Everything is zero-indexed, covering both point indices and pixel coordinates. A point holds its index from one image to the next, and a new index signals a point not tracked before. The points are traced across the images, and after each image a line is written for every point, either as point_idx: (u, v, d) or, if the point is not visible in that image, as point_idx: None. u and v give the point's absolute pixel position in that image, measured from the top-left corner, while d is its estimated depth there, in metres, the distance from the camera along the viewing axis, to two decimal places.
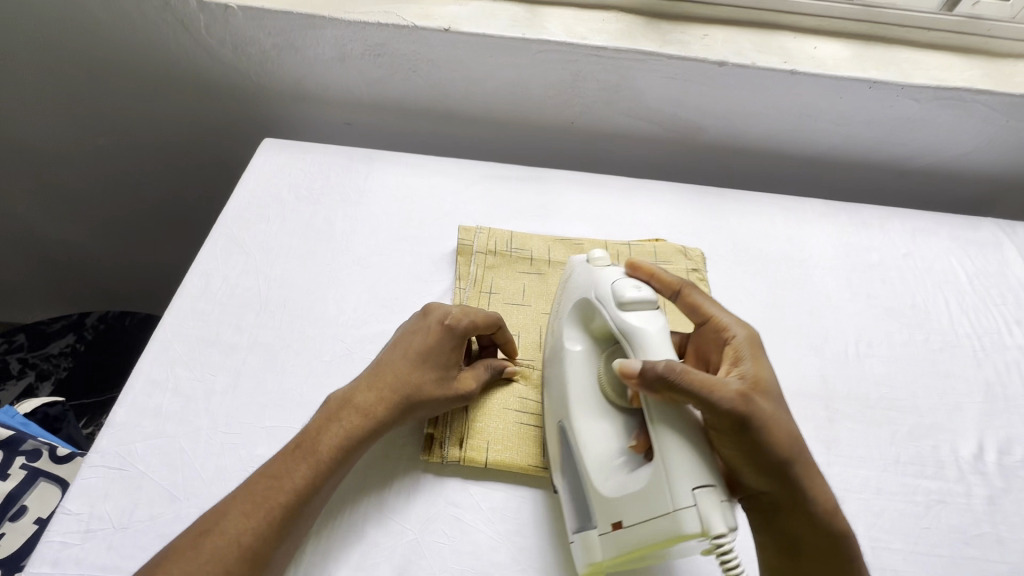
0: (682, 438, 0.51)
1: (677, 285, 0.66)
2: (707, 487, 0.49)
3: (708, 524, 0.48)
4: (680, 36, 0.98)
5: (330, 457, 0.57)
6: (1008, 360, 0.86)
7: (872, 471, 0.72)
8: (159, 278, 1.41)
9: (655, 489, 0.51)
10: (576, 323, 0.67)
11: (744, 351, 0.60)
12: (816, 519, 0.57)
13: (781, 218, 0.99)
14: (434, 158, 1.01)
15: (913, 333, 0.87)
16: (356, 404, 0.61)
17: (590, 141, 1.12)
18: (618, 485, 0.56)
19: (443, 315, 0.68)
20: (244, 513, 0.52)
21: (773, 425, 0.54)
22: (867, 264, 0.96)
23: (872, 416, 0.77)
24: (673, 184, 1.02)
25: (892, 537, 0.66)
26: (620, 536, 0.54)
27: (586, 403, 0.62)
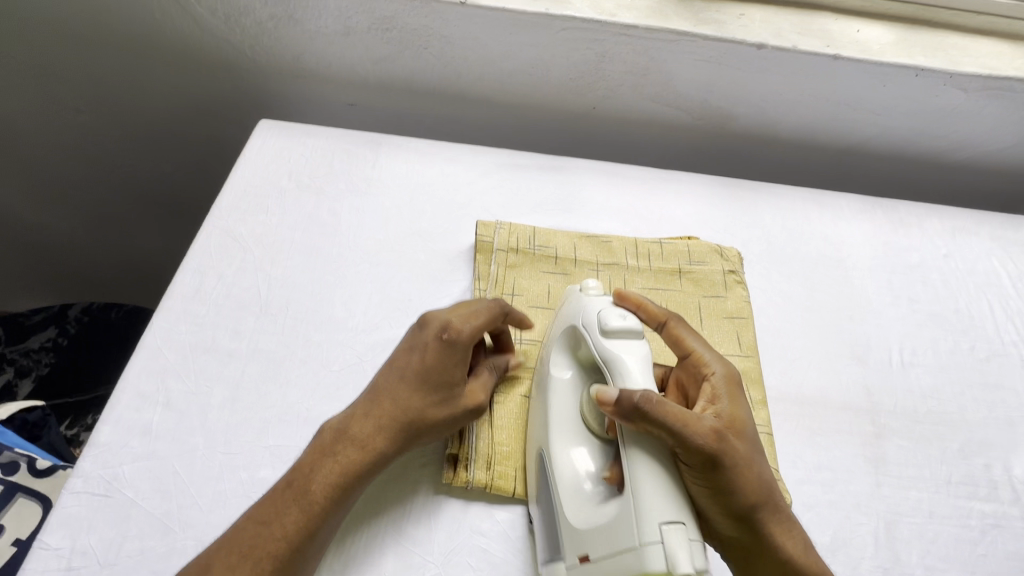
0: (653, 469, 0.47)
1: (660, 315, 0.60)
2: (677, 523, 0.45)
3: (677, 561, 0.43)
4: (716, 15, 0.90)
5: (324, 500, 0.50)
6: None
7: (924, 493, 0.67)
8: (146, 268, 1.32)
9: (623, 521, 0.46)
10: (562, 348, 0.61)
11: (722, 390, 0.55)
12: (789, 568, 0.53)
13: (817, 215, 0.93)
14: (446, 144, 0.93)
15: (959, 341, 0.82)
16: (351, 437, 0.53)
17: (612, 128, 1.05)
18: (586, 513, 0.51)
19: (442, 326, 0.57)
20: (228, 567, 0.46)
21: (744, 469, 0.50)
22: (908, 266, 0.90)
23: (920, 431, 0.72)
24: (703, 176, 0.95)
25: (948, 566, 0.62)
26: (587, 571, 0.49)
27: (565, 430, 0.57)
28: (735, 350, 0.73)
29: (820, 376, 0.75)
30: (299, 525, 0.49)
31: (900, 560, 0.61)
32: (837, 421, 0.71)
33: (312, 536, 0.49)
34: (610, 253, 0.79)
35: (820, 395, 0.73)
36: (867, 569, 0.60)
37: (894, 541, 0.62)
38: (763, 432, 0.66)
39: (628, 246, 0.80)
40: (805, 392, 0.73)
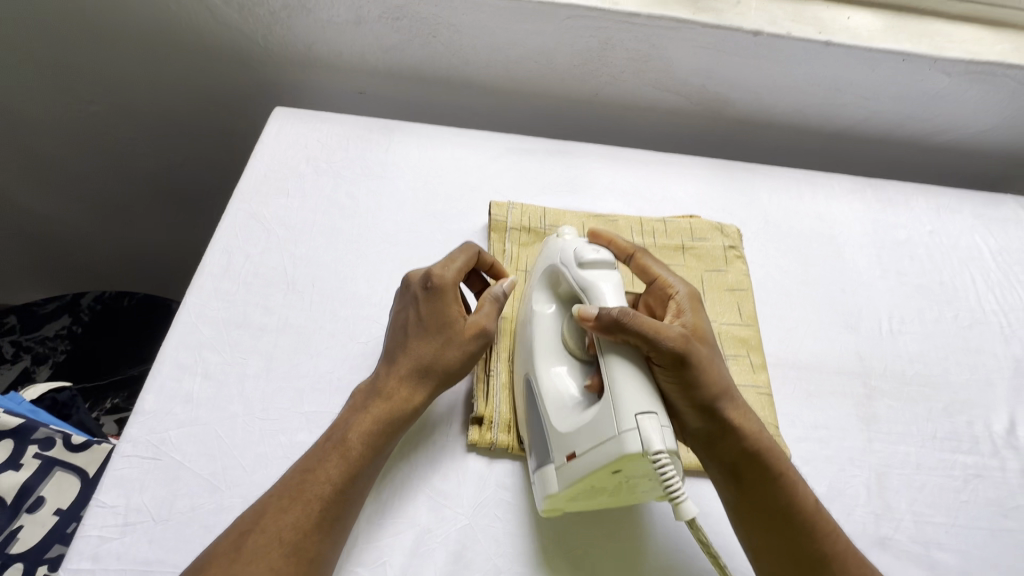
0: (632, 373, 0.52)
1: (629, 249, 0.66)
2: (650, 412, 0.50)
3: (652, 444, 0.48)
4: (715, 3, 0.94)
5: (360, 445, 0.54)
6: None
7: (912, 447, 0.72)
8: (154, 257, 1.34)
9: (603, 416, 0.52)
10: (542, 285, 0.65)
11: (684, 304, 0.61)
12: (758, 457, 0.57)
13: (810, 194, 0.98)
14: (456, 130, 0.96)
15: (943, 310, 0.87)
16: (379, 392, 0.58)
17: (615, 114, 1.08)
18: (571, 417, 0.55)
19: (425, 279, 0.61)
20: (281, 509, 0.50)
21: (709, 363, 0.56)
22: (895, 241, 0.95)
23: (908, 392, 0.77)
24: (704, 159, 1.00)
25: (935, 512, 0.67)
26: (573, 467, 0.53)
27: (549, 355, 0.61)
28: (736, 319, 0.77)
29: (816, 344, 0.80)
30: (341, 465, 0.53)
31: (891, 507, 0.67)
32: (831, 384, 0.76)
33: (358, 474, 0.53)
34: (617, 230, 0.83)
35: (815, 360, 0.78)
36: (861, 514, 0.65)
37: (885, 490, 0.68)
38: (762, 392, 0.71)
39: (633, 224, 0.85)
40: (801, 358, 0.78)
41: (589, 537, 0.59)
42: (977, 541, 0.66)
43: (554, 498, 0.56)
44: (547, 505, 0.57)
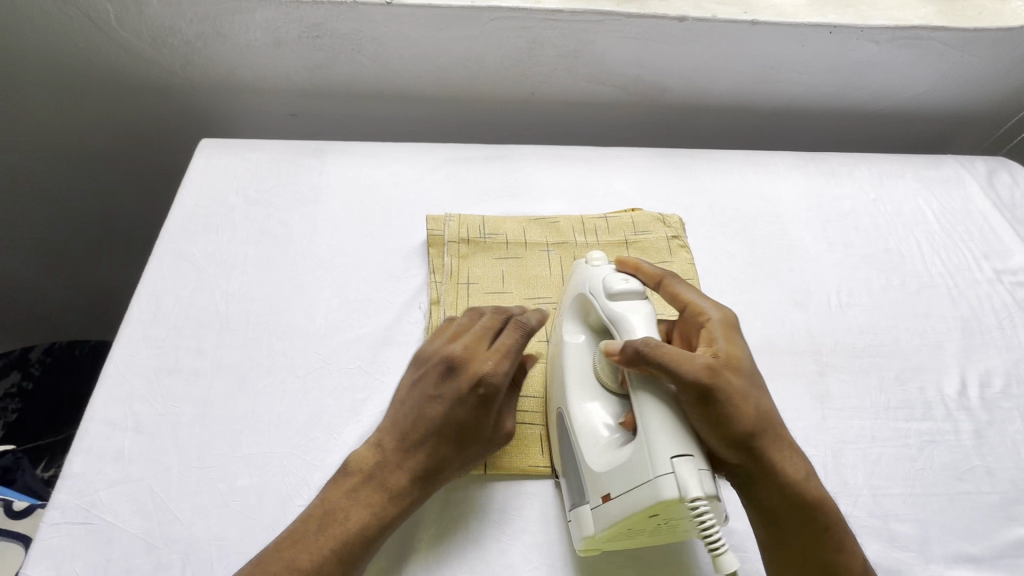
0: (662, 410, 0.49)
1: (657, 275, 0.62)
2: (686, 454, 0.47)
3: (689, 490, 0.45)
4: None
5: (355, 543, 0.52)
6: (982, 295, 0.86)
7: (866, 420, 0.72)
8: (88, 307, 1.27)
9: (637, 457, 0.49)
10: (573, 315, 0.63)
11: (718, 332, 0.56)
12: (799, 503, 0.52)
13: (753, 174, 0.98)
14: (391, 144, 0.94)
15: (890, 278, 0.88)
16: (388, 491, 0.54)
17: (553, 111, 1.07)
18: (607, 457, 0.53)
19: (478, 378, 0.55)
20: None
21: (742, 402, 0.51)
22: (839, 213, 0.95)
23: (860, 364, 0.77)
24: (644, 149, 0.99)
25: (891, 483, 0.67)
26: (608, 509, 0.51)
27: (584, 389, 0.59)
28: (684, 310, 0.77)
29: (766, 325, 0.79)
30: (333, 553, 0.50)
31: (847, 483, 0.67)
32: (784, 366, 0.76)
33: (351, 568, 0.51)
34: (558, 232, 0.82)
35: (766, 342, 0.78)
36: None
37: (840, 466, 0.68)
38: None
39: (575, 224, 0.84)
40: (752, 342, 0.77)
41: (547, 552, 0.58)
42: (934, 508, 0.66)
43: (591, 539, 0.54)
44: (584, 546, 0.55)
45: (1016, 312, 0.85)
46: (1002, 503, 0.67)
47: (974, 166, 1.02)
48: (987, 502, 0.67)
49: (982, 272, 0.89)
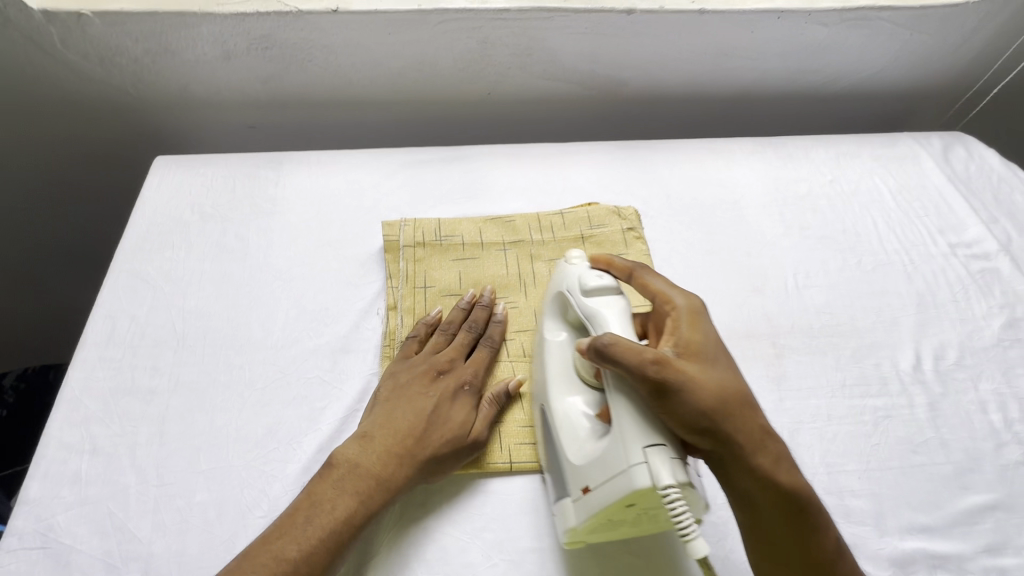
0: (630, 403, 0.51)
1: (627, 268, 0.64)
2: (659, 445, 0.49)
3: (661, 478, 0.47)
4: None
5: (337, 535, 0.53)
6: (937, 269, 0.88)
7: (822, 399, 0.73)
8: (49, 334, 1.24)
9: (613, 447, 0.51)
10: (552, 313, 0.66)
11: (683, 320, 0.57)
12: (775, 491, 0.51)
13: (710, 161, 0.99)
14: (348, 152, 0.94)
15: (847, 257, 0.89)
16: (375, 480, 0.57)
17: (512, 109, 1.08)
18: (585, 448, 0.55)
19: (463, 380, 0.65)
20: None
21: (704, 389, 0.50)
22: (797, 196, 0.96)
23: (817, 344, 0.78)
24: (596, 144, 1.00)
25: (846, 461, 0.69)
26: (590, 500, 0.53)
27: (564, 385, 0.60)
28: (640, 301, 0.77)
29: (724, 312, 0.80)
30: (319, 545, 0.52)
31: (803, 463, 0.68)
32: (741, 351, 0.77)
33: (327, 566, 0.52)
34: (514, 231, 0.82)
35: (724, 329, 0.78)
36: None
37: (797, 446, 0.69)
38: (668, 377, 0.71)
39: (528, 220, 0.84)
40: None
41: (508, 548, 0.59)
42: (888, 481, 0.67)
43: (572, 531, 0.55)
44: (567, 539, 0.56)
45: (971, 285, 0.86)
46: (956, 473, 0.69)
47: (929, 142, 1.04)
48: (941, 473, 0.68)
49: (937, 246, 0.90)
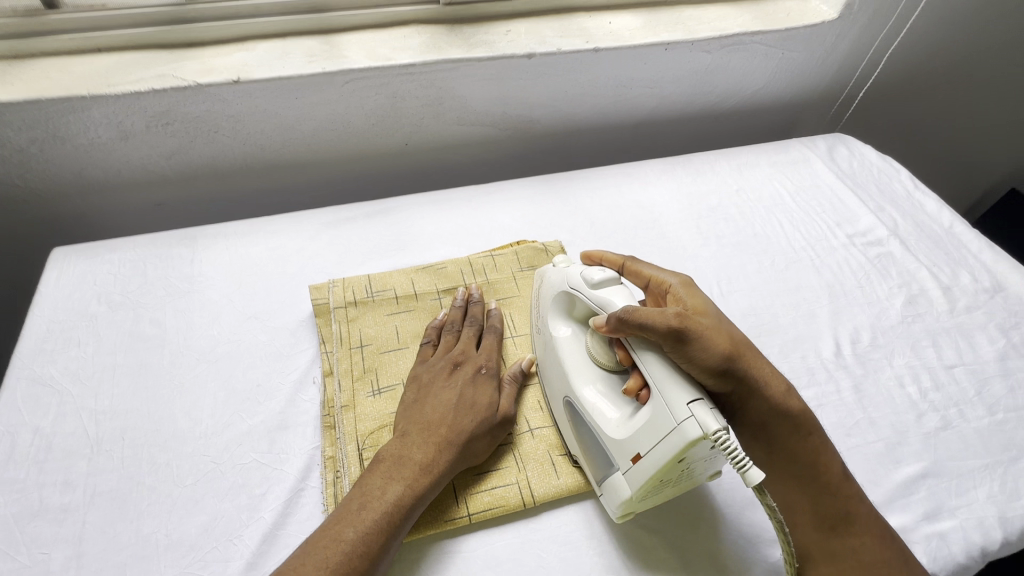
0: (665, 364, 0.52)
1: (619, 259, 0.67)
2: (701, 401, 0.49)
3: (709, 424, 0.47)
4: (702, 22, 0.99)
5: (402, 509, 0.51)
6: None
7: (960, 443, 0.67)
8: None
9: (658, 410, 0.51)
10: (556, 311, 0.65)
11: (681, 292, 0.60)
12: (784, 417, 0.56)
13: (835, 201, 0.97)
14: (483, 174, 1.07)
15: (979, 299, 0.83)
16: (442, 452, 0.55)
17: (637, 128, 1.10)
18: (625, 423, 0.54)
19: None
20: (327, 545, 0.48)
21: (715, 336, 0.53)
22: (935, 238, 0.93)
23: (954, 387, 0.72)
24: (725, 169, 1.01)
25: (997, 508, 0.62)
26: (639, 469, 0.51)
27: (581, 372, 0.60)
28: (757, 325, 0.77)
29: (847, 340, 0.76)
30: (378, 526, 0.50)
31: (944, 505, 0.61)
32: (873, 381, 0.72)
33: (387, 545, 0.49)
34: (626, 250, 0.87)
35: (847, 356, 0.74)
36: (912, 517, 0.60)
37: (936, 487, 0.63)
38: None
39: (653, 242, 0.87)
40: (833, 356, 0.74)
41: None
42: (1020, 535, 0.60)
43: (627, 501, 0.53)
44: (620, 511, 0.54)
45: None
46: None
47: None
48: None
49: None
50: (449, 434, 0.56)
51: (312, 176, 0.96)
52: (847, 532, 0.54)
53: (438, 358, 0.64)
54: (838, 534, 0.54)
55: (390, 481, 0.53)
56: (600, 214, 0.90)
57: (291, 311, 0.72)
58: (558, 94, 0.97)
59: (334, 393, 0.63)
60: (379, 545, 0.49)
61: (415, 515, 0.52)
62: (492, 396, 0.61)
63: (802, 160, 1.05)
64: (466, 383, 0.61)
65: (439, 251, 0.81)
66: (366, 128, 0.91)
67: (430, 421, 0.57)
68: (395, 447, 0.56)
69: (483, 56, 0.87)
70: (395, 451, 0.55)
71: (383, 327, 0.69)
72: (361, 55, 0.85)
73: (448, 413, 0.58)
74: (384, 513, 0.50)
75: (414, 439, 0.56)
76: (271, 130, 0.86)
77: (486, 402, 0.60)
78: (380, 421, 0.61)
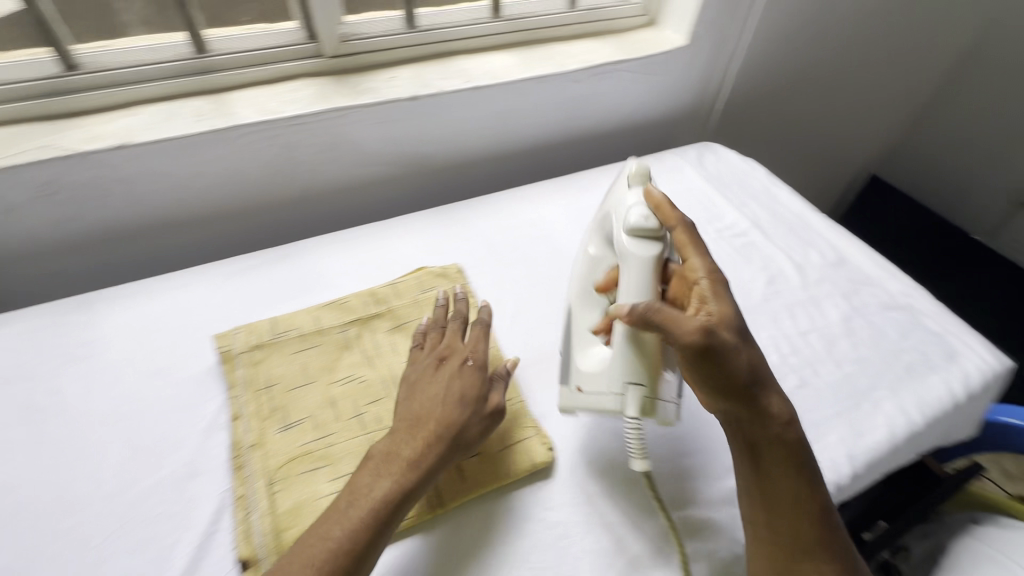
0: (638, 342, 0.62)
1: (671, 220, 0.69)
2: (637, 387, 0.61)
3: (629, 410, 0.61)
4: (571, 56, 1.11)
5: (392, 505, 0.54)
6: (917, 303, 0.92)
7: (814, 397, 0.77)
8: None
9: (608, 369, 0.63)
10: (597, 233, 0.75)
11: (708, 292, 0.63)
12: (784, 446, 0.59)
13: (704, 201, 1.10)
14: (389, 209, 1.12)
15: (825, 272, 0.96)
16: (429, 447, 0.58)
17: (530, 153, 1.19)
18: (591, 355, 0.67)
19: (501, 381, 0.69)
20: (306, 547, 0.51)
21: (727, 355, 0.58)
22: (789, 224, 1.06)
23: (808, 349, 0.84)
24: (608, 182, 1.12)
25: (845, 447, 0.72)
26: (579, 399, 0.66)
27: (585, 292, 0.72)
28: None
29: None
30: (362, 523, 0.52)
31: None
32: None
33: (371, 546, 0.52)
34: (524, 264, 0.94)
35: None
36: None
37: None
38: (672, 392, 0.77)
39: (547, 254, 0.95)
40: None
41: None
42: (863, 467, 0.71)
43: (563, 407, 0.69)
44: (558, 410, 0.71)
45: (946, 318, 0.89)
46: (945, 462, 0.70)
47: None
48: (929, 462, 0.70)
49: (900, 279, 0.96)
50: (435, 429, 0.59)
51: (215, 229, 0.98)
52: (815, 557, 0.57)
53: (425, 358, 0.67)
54: (808, 558, 0.57)
55: (378, 476, 0.56)
56: (497, 234, 0.97)
57: (196, 362, 0.73)
58: (449, 130, 1.05)
59: (242, 435, 0.65)
60: (364, 543, 0.52)
61: (404, 509, 0.55)
62: (478, 389, 0.63)
63: (675, 168, 1.18)
64: (453, 377, 0.63)
65: (344, 286, 0.85)
66: (264, 177, 0.95)
67: (420, 415, 0.60)
68: (385, 445, 0.58)
69: (370, 102, 0.93)
70: (383, 449, 0.58)
71: (289, 365, 0.72)
72: (250, 110, 0.89)
73: (436, 406, 0.61)
74: (372, 509, 0.53)
75: (401, 436, 0.59)
76: (166, 189, 0.88)
77: (471, 395, 0.62)
78: (290, 455, 0.64)
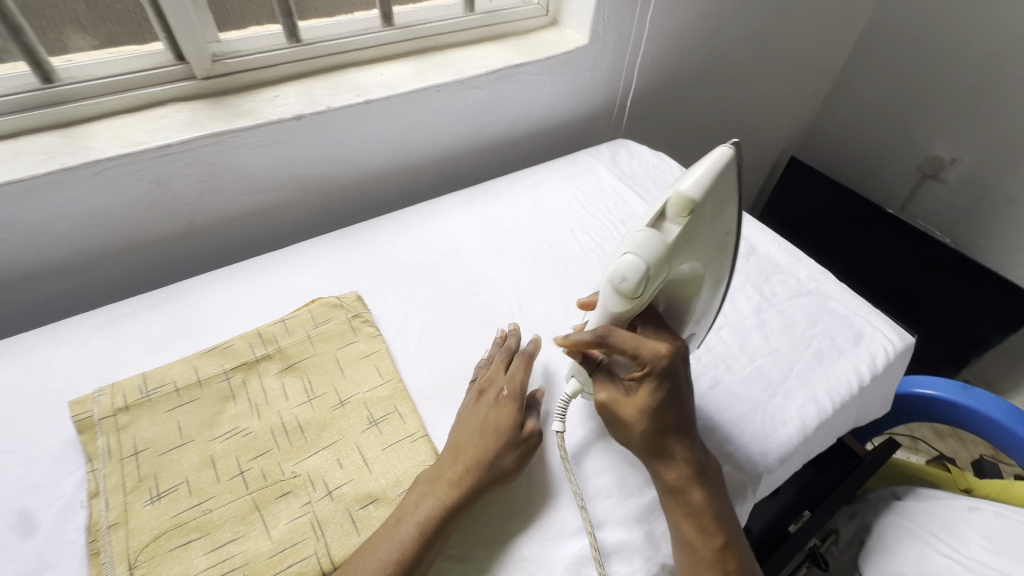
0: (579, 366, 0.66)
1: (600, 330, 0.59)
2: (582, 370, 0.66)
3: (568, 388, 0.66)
4: (469, 62, 1.07)
5: (431, 527, 0.56)
6: (824, 287, 0.93)
7: (728, 395, 0.76)
8: None
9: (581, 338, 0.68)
10: None
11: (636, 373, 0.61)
12: (693, 506, 0.60)
13: (617, 201, 1.08)
14: (289, 234, 1.05)
15: (737, 263, 0.96)
16: (473, 472, 0.60)
17: (438, 164, 1.15)
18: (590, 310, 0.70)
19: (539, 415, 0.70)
20: None
21: (630, 428, 0.61)
22: None
23: (722, 346, 0.83)
24: (519, 189, 1.09)
25: (758, 444, 0.71)
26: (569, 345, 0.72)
27: None
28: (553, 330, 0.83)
29: None
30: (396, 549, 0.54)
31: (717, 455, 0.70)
32: None
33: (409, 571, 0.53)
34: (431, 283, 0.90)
35: None
36: None
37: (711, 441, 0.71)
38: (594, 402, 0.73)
39: (455, 271, 0.91)
40: None
41: None
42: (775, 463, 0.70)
43: None
44: None
45: (852, 301, 0.91)
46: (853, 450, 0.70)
47: None
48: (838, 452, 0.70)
49: (807, 264, 0.97)
50: (473, 458, 0.61)
51: (86, 276, 0.89)
52: None
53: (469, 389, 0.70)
54: None
55: (422, 500, 0.58)
56: (401, 254, 0.92)
57: (50, 433, 0.65)
58: (343, 148, 0.99)
59: (100, 514, 0.58)
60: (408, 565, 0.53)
61: (446, 531, 0.57)
62: (514, 416, 0.65)
63: (588, 169, 1.16)
64: (490, 407, 0.66)
65: (230, 327, 0.78)
66: (135, 215, 0.86)
67: (458, 442, 0.63)
68: (430, 471, 0.61)
69: (246, 125, 0.86)
70: (429, 474, 0.61)
71: (161, 426, 0.65)
72: (109, 143, 0.81)
73: (472, 436, 0.63)
74: (415, 531, 0.55)
75: (445, 462, 0.61)
76: (15, 238, 0.79)
77: (505, 423, 0.64)
78: (158, 530, 0.57)
